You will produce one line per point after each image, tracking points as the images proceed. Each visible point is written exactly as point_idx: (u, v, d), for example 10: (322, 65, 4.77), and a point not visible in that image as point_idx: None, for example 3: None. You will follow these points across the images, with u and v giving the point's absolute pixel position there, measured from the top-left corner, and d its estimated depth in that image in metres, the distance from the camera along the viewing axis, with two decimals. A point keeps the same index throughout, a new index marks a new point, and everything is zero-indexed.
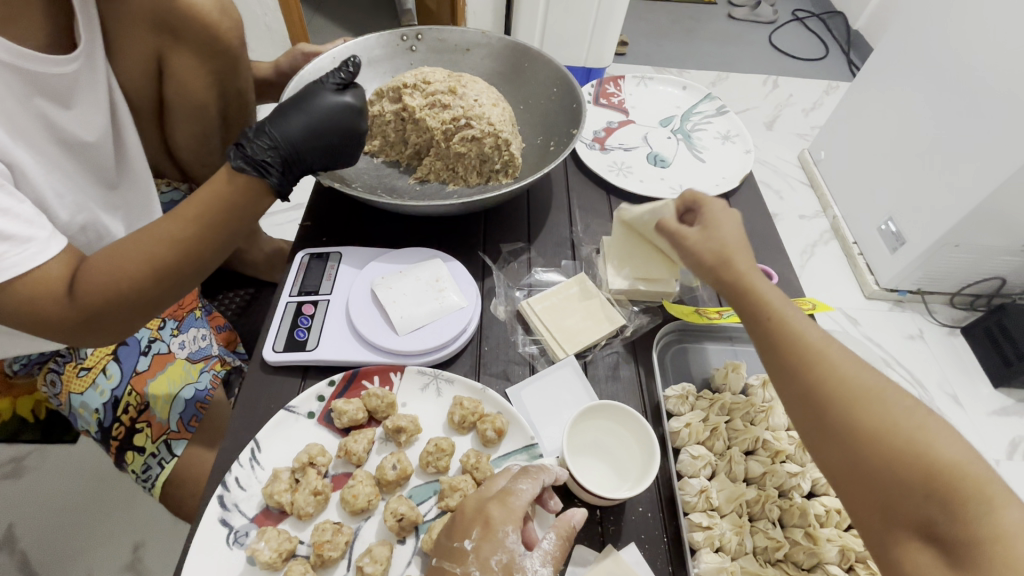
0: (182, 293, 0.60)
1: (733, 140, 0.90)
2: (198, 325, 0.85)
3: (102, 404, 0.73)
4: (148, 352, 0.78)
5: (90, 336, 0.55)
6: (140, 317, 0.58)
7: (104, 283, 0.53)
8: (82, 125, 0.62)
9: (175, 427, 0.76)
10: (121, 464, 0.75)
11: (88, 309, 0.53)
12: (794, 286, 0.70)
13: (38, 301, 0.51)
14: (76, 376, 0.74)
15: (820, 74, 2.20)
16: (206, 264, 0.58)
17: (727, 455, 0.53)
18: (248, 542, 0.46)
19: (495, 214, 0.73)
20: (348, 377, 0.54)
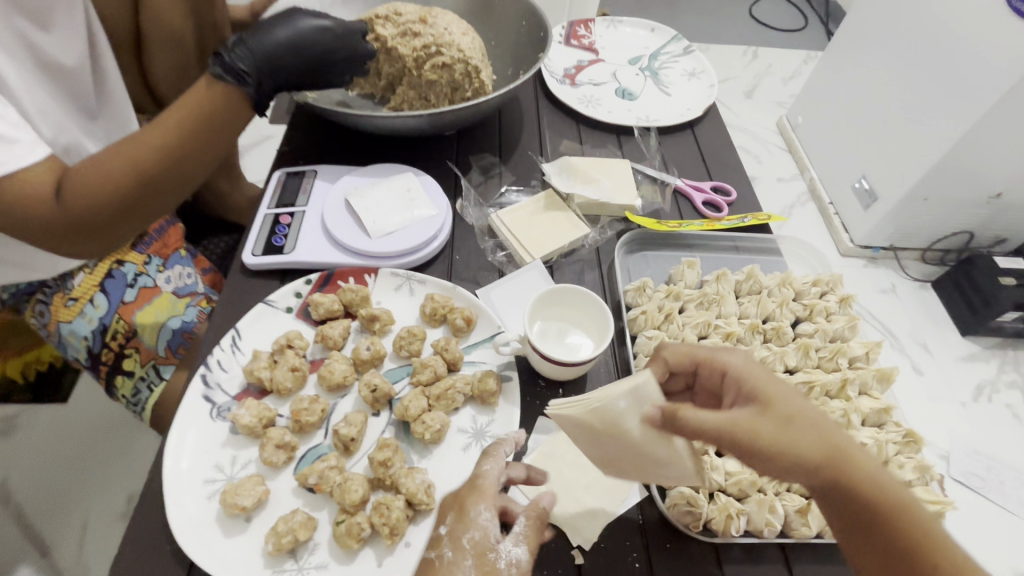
0: (167, 206, 0.62)
1: (700, 77, 0.93)
2: (183, 263, 0.87)
3: (90, 331, 0.76)
4: (135, 285, 0.80)
5: (81, 243, 0.58)
6: (128, 227, 0.60)
7: (91, 188, 0.55)
8: (61, 48, 0.64)
9: (162, 352, 0.79)
10: (112, 389, 0.78)
11: (77, 213, 0.55)
12: (751, 204, 0.74)
13: (30, 202, 0.53)
14: (63, 306, 0.77)
15: (799, 43, 2.23)
16: (191, 177, 0.61)
17: (682, 338, 0.56)
18: (230, 414, 0.48)
19: (466, 137, 0.75)
20: (324, 276, 0.57)
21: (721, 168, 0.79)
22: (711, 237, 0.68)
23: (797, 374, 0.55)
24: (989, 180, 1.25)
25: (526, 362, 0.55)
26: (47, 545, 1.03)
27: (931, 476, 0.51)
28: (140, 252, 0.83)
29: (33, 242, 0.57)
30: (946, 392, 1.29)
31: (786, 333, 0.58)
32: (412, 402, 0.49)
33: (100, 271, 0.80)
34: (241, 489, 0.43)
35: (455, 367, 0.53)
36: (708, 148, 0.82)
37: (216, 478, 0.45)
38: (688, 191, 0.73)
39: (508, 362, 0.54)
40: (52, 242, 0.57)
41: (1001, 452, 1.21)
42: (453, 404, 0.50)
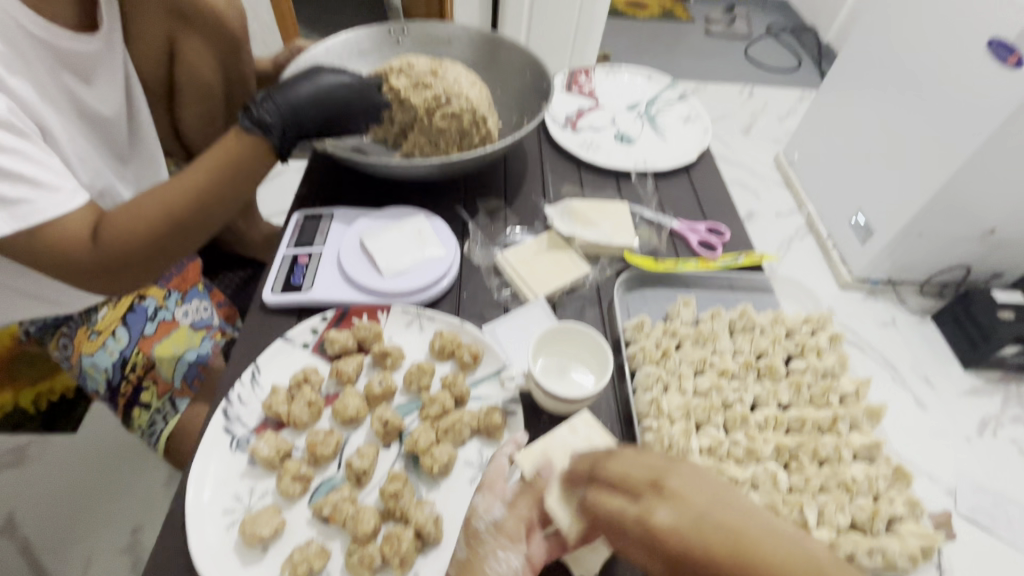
0: (193, 247, 0.66)
1: (694, 122, 0.99)
2: (201, 298, 0.89)
3: (111, 363, 0.80)
4: (155, 319, 0.84)
5: (111, 283, 0.61)
6: (156, 268, 0.64)
7: (128, 231, 0.59)
8: (102, 101, 0.70)
9: (178, 385, 0.80)
10: (129, 421, 0.80)
11: (112, 254, 0.58)
12: (745, 244, 0.78)
13: (67, 245, 0.56)
14: (87, 339, 0.81)
15: (793, 83, 2.32)
16: (219, 220, 0.65)
17: (678, 374, 0.59)
18: (249, 447, 0.51)
19: (473, 181, 0.80)
20: (339, 314, 0.61)
21: (716, 210, 0.83)
22: (706, 276, 0.72)
23: (789, 410, 0.58)
24: (981, 216, 1.29)
25: (530, 397, 0.58)
26: None
27: (921, 511, 0.52)
28: (161, 287, 0.87)
29: (66, 282, 0.60)
30: (951, 426, 1.30)
31: (779, 370, 0.60)
32: (422, 436, 0.52)
33: (124, 306, 0.84)
34: (259, 520, 0.45)
35: (462, 402, 0.56)
36: (703, 190, 0.86)
37: (234, 509, 0.47)
38: (684, 232, 0.77)
39: (513, 397, 0.56)
40: (83, 282, 0.60)
41: (1007, 488, 1.20)
42: (460, 437, 0.53)
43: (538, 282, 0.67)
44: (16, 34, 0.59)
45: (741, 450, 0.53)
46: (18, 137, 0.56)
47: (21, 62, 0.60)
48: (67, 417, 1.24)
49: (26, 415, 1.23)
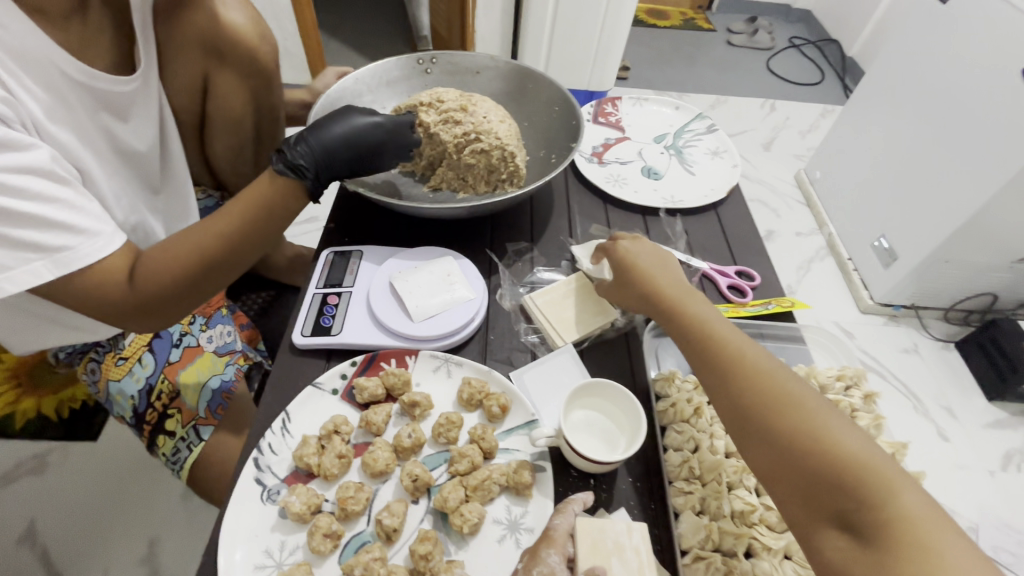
0: (224, 284, 0.65)
1: (722, 155, 0.98)
2: (224, 322, 0.89)
3: (137, 391, 0.80)
4: (180, 345, 0.84)
5: (144, 320, 0.60)
6: (188, 304, 0.63)
7: (162, 271, 0.58)
8: (136, 135, 0.70)
9: (202, 414, 0.80)
10: (154, 448, 0.80)
11: (146, 295, 0.58)
12: (774, 287, 0.77)
13: (104, 288, 0.56)
14: (114, 365, 0.81)
15: (817, 99, 2.29)
16: (252, 257, 0.64)
17: (710, 432, 0.58)
18: (280, 498, 0.51)
19: (500, 218, 0.80)
20: (368, 359, 0.61)
21: (744, 249, 0.82)
22: (737, 322, 0.71)
23: None
24: (1011, 247, 1.26)
25: (559, 451, 0.57)
26: None
27: None
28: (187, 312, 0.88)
29: (99, 320, 0.59)
30: (974, 460, 1.27)
31: None
32: (451, 494, 0.51)
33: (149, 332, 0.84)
34: None
35: (490, 455, 0.56)
36: (730, 226, 0.86)
37: (267, 564, 0.48)
38: (713, 275, 0.76)
39: (542, 453, 0.56)
40: (117, 320, 0.59)
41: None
42: (489, 494, 0.53)
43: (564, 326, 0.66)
44: (57, 79, 0.60)
45: (775, 516, 0.53)
46: (60, 183, 0.55)
47: (61, 106, 0.61)
48: (87, 424, 1.27)
49: (48, 419, 1.25)
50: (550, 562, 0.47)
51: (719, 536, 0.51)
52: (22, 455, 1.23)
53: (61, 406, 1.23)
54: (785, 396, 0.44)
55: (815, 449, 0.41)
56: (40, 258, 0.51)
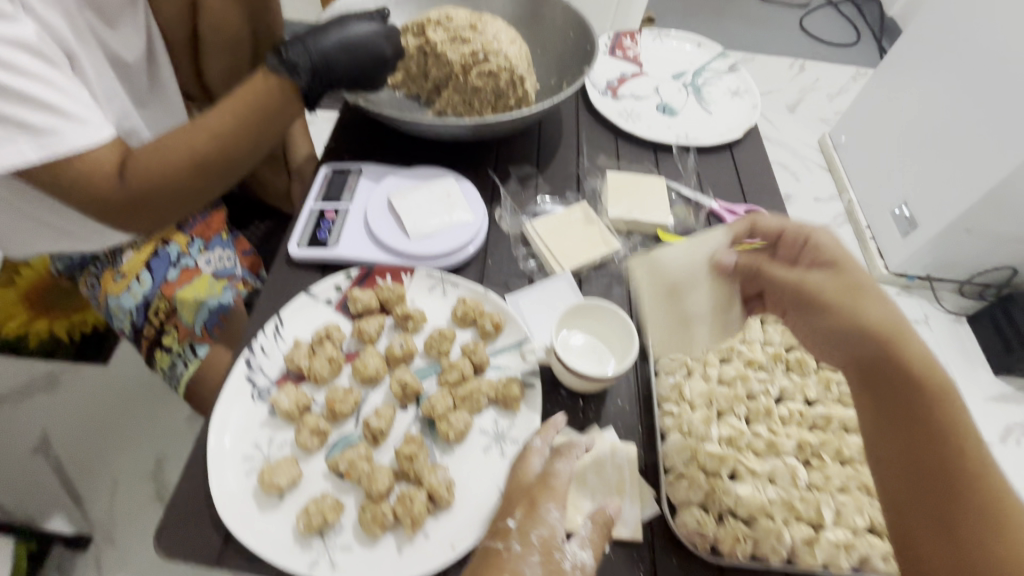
0: (218, 190, 0.64)
1: (743, 95, 0.93)
2: (223, 246, 0.89)
3: (135, 305, 0.80)
4: (178, 265, 0.84)
5: (136, 219, 0.60)
6: (181, 207, 0.62)
7: (154, 167, 0.57)
8: (122, 45, 0.69)
9: (199, 331, 0.80)
10: (153, 362, 0.81)
11: (137, 190, 0.57)
12: None
13: (94, 178, 0.55)
14: (113, 281, 0.82)
15: (850, 62, 2.17)
16: (246, 161, 0.63)
17: (703, 360, 0.57)
18: (270, 397, 0.52)
19: (506, 145, 0.77)
20: (363, 273, 0.60)
21: (757, 192, 0.79)
22: None
23: (816, 406, 0.55)
24: None
25: (549, 372, 0.57)
26: (79, 498, 1.15)
27: None
28: (184, 234, 0.87)
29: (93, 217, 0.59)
30: None
31: (809, 365, 0.58)
32: (439, 401, 0.52)
33: (147, 250, 0.84)
34: (277, 470, 0.46)
35: (481, 370, 0.56)
36: (744, 167, 0.82)
37: (253, 456, 0.48)
38: (722, 214, 0.74)
39: (532, 370, 0.56)
40: (112, 218, 0.59)
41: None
42: (477, 405, 0.53)
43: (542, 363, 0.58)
44: None
45: (762, 443, 0.52)
46: (47, 67, 0.55)
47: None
48: (98, 345, 1.31)
49: (60, 340, 1.30)
50: (551, 522, 0.44)
51: (707, 458, 0.51)
52: (33, 373, 1.28)
53: (72, 328, 1.30)
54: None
55: None
56: (23, 138, 0.52)
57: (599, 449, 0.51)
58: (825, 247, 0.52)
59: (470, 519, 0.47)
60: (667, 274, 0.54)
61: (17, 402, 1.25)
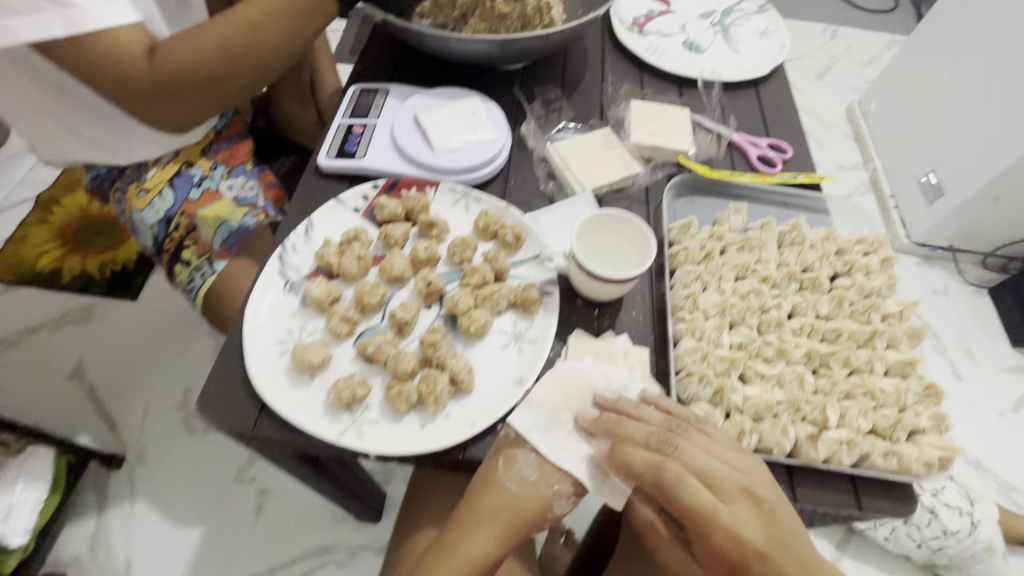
0: (244, 90, 0.66)
1: (771, 36, 0.91)
2: (247, 176, 0.87)
3: (156, 220, 0.81)
4: (200, 186, 0.83)
5: (161, 108, 0.62)
6: (206, 103, 0.64)
7: (182, 55, 0.59)
8: None
9: (217, 248, 0.80)
10: (172, 276, 0.83)
11: (163, 76, 0.59)
12: (806, 165, 0.74)
13: (122, 59, 0.57)
14: (137, 196, 0.83)
15: (887, 27, 2.08)
16: (272, 62, 0.64)
17: (719, 275, 0.58)
18: (301, 290, 0.54)
19: (531, 71, 0.78)
20: (390, 184, 0.62)
21: (781, 130, 0.79)
22: (762, 190, 0.69)
23: (827, 321, 0.56)
24: None
25: (568, 283, 0.59)
26: (114, 421, 1.21)
27: (947, 426, 0.51)
28: (208, 158, 0.86)
29: (120, 104, 0.62)
30: (985, 400, 1.26)
31: (823, 283, 0.58)
32: (462, 299, 0.54)
33: (171, 168, 0.83)
34: (309, 349, 0.50)
35: (502, 277, 0.58)
36: (768, 105, 0.82)
37: (286, 340, 0.51)
38: (743, 144, 0.74)
39: (550, 279, 0.58)
40: (138, 104, 0.61)
41: (1018, 466, 1.18)
42: (498, 306, 0.55)
43: (550, 425, 0.49)
44: None
45: (772, 350, 0.54)
46: None
47: None
48: (126, 283, 1.37)
49: (92, 276, 1.37)
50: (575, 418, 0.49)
51: (718, 362, 0.52)
52: (67, 306, 1.34)
53: (103, 266, 1.38)
54: None
55: None
56: (52, 12, 0.53)
57: (599, 384, 0.51)
58: (694, 458, 0.43)
59: (488, 406, 0.50)
60: (626, 235, 0.56)
61: (52, 331, 1.31)
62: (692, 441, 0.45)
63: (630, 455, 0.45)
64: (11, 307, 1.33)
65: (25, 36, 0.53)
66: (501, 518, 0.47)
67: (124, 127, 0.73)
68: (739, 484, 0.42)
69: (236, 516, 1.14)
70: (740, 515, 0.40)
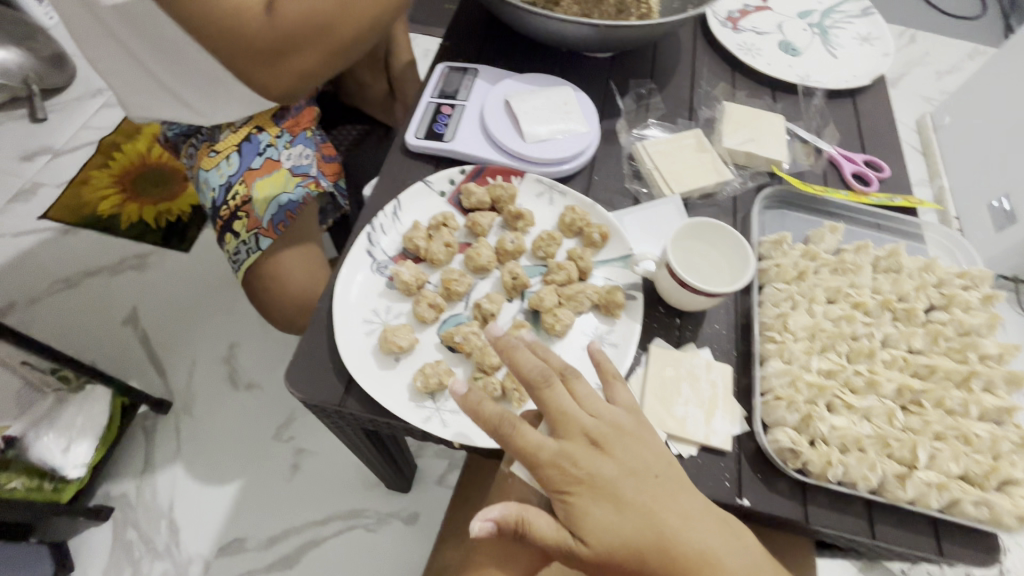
0: (359, 46, 0.62)
1: (873, 43, 0.86)
2: (307, 144, 0.87)
3: (219, 185, 0.83)
4: (263, 154, 0.84)
5: (278, 68, 0.60)
6: (317, 61, 0.61)
7: (302, 5, 0.55)
8: None
9: (265, 225, 0.82)
10: (221, 240, 0.85)
11: (280, 28, 0.56)
12: (902, 186, 0.70)
13: (244, 16, 0.54)
14: (207, 156, 0.84)
15: (970, 37, 1.93)
16: (385, 12, 0.60)
17: (810, 296, 0.57)
18: (389, 272, 0.54)
19: (619, 63, 0.76)
20: (477, 170, 0.61)
21: (876, 145, 0.75)
22: (856, 210, 0.66)
23: (921, 355, 0.54)
24: None
25: (652, 289, 0.58)
26: (164, 368, 1.25)
27: None
28: (276, 125, 0.86)
29: (238, 68, 0.60)
30: None
31: (919, 316, 0.56)
32: (547, 296, 0.54)
33: (242, 133, 0.84)
34: (398, 332, 0.50)
35: (585, 276, 0.57)
36: (864, 118, 0.77)
37: (373, 320, 0.52)
38: (840, 160, 0.70)
39: (636, 284, 0.56)
40: (253, 63, 0.59)
41: None
42: (580, 306, 0.55)
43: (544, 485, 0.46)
44: None
45: (862, 381, 0.52)
46: None
47: None
48: (180, 235, 1.40)
49: (148, 225, 1.41)
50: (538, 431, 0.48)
51: (806, 388, 0.51)
52: (124, 252, 1.37)
53: (159, 216, 1.42)
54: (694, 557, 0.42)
55: None
56: None
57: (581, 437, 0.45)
58: (550, 399, 0.44)
59: None
60: (719, 250, 0.55)
61: (109, 275, 1.34)
62: (574, 387, 0.46)
63: (482, 405, 0.42)
64: (72, 247, 1.37)
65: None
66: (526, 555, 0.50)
67: (211, 89, 0.73)
68: (586, 430, 0.44)
69: (273, 473, 1.16)
70: (576, 458, 0.43)
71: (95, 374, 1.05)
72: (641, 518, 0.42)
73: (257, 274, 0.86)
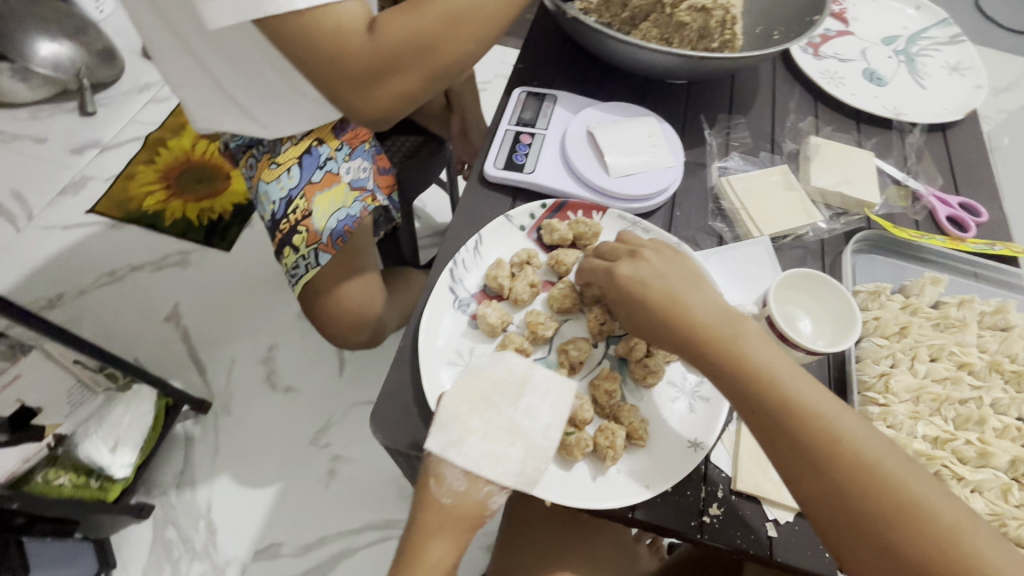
0: (454, 71, 0.60)
1: (964, 72, 0.81)
2: (365, 158, 0.84)
3: (279, 198, 0.80)
4: (323, 168, 0.81)
5: (373, 92, 0.57)
6: (418, 85, 0.59)
7: (401, 26, 0.54)
8: None
9: (325, 240, 0.80)
10: (279, 254, 0.82)
11: (383, 46, 0.54)
12: (1001, 230, 0.66)
13: (344, 39, 0.53)
14: (267, 168, 0.81)
15: None
16: (484, 35, 0.58)
17: (913, 353, 0.54)
18: (471, 311, 0.53)
19: (698, 89, 0.74)
20: (557, 205, 0.59)
21: (970, 185, 0.71)
22: (953, 256, 0.63)
23: None
24: None
25: None
26: (204, 368, 1.25)
27: None
28: (336, 137, 0.83)
29: (329, 93, 0.58)
30: None
31: None
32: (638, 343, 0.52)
33: (303, 144, 0.81)
34: None
35: None
36: (956, 154, 0.73)
37: (458, 362, 0.50)
38: (934, 202, 0.66)
39: None
40: (349, 88, 0.57)
41: None
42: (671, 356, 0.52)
43: (461, 440, 0.44)
44: None
45: (974, 451, 0.49)
46: None
47: None
48: (221, 234, 1.40)
49: (191, 223, 1.41)
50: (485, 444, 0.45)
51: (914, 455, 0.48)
52: (167, 249, 1.38)
53: (201, 213, 1.42)
54: (801, 407, 0.41)
55: (837, 450, 0.40)
56: None
57: (502, 384, 0.45)
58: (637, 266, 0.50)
59: (660, 469, 0.47)
60: (814, 304, 0.54)
61: (152, 272, 1.35)
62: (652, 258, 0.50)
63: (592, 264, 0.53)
64: (117, 242, 1.37)
65: (265, 8, 0.49)
66: (447, 529, 0.46)
67: (285, 101, 0.71)
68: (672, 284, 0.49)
69: (310, 478, 1.14)
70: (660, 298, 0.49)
71: (144, 374, 1.04)
72: (726, 354, 0.44)
73: (311, 289, 0.85)
